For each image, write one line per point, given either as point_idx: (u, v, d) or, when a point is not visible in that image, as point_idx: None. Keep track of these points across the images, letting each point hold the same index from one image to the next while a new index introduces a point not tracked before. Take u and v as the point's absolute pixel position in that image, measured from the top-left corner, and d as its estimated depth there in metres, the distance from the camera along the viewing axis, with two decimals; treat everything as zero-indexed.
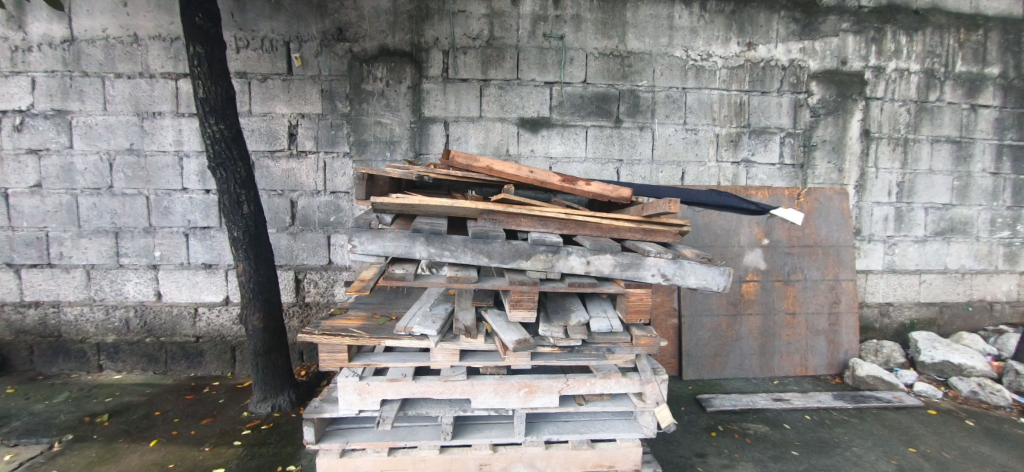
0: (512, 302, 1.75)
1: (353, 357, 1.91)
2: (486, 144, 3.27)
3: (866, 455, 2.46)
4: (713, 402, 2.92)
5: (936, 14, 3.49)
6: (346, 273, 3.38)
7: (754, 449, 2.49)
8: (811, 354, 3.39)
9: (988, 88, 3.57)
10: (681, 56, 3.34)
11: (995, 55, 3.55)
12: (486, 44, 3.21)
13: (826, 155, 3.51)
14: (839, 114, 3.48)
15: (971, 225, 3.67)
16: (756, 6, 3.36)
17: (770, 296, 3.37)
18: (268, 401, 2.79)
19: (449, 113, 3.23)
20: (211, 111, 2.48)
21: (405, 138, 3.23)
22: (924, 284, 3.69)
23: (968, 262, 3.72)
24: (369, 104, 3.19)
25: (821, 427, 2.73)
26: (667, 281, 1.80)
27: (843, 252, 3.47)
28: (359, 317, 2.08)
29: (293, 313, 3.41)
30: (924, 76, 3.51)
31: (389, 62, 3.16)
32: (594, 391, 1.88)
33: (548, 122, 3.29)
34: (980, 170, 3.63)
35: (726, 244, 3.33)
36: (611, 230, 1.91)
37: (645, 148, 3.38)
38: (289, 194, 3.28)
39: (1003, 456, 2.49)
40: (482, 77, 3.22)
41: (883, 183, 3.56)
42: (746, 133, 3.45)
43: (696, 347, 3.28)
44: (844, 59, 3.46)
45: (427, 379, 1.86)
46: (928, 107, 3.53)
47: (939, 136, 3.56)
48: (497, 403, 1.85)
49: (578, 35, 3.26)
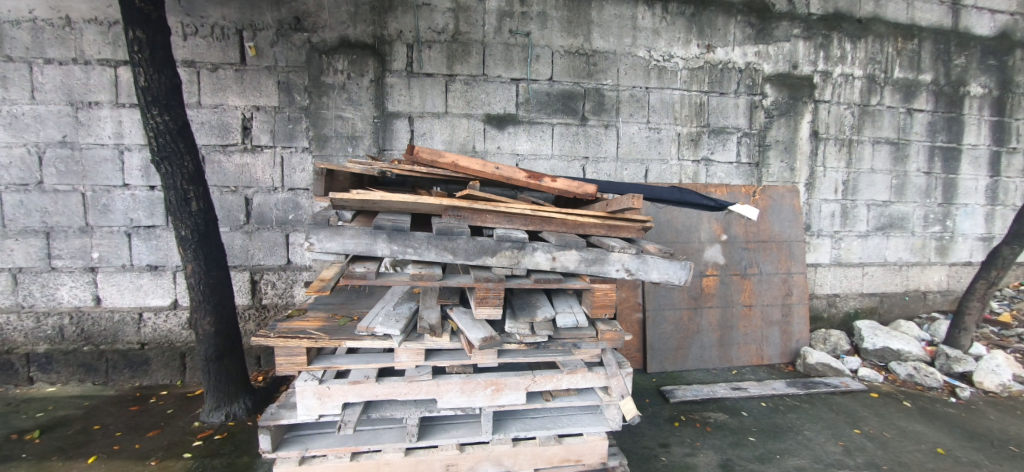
0: (478, 299, 1.73)
1: (312, 360, 1.83)
2: (452, 140, 3.22)
3: (816, 438, 2.60)
4: (676, 393, 3.01)
5: (877, 24, 3.72)
6: (306, 272, 3.25)
7: (714, 436, 2.58)
8: (766, 344, 3.55)
9: (922, 94, 3.85)
10: (643, 56, 3.41)
11: (928, 63, 3.83)
12: (452, 38, 3.15)
13: (778, 154, 3.69)
14: (791, 115, 3.66)
15: (907, 221, 3.96)
16: (714, 10, 3.48)
17: (728, 289, 3.51)
18: (221, 409, 2.64)
19: (414, 108, 3.16)
20: (154, 101, 2.32)
21: (368, 133, 3.13)
22: (867, 276, 3.94)
23: (905, 255, 4.00)
24: (329, 97, 3.07)
25: (775, 413, 2.87)
26: (631, 275, 1.83)
27: (794, 246, 3.65)
28: (319, 318, 2.00)
29: (249, 316, 3.24)
30: (866, 81, 3.75)
31: (351, 55, 3.06)
32: (561, 386, 1.88)
33: (514, 119, 3.28)
34: (915, 169, 3.91)
35: (688, 239, 3.43)
36: (576, 227, 1.92)
37: (610, 146, 3.43)
38: (243, 191, 3.11)
39: (935, 433, 2.69)
40: (448, 72, 3.17)
41: (830, 181, 3.77)
42: (706, 133, 3.57)
43: (660, 341, 3.36)
44: (795, 63, 3.64)
45: (391, 380, 1.81)
46: (870, 110, 3.77)
47: (879, 137, 3.81)
48: (463, 402, 1.82)
49: (544, 32, 3.26)
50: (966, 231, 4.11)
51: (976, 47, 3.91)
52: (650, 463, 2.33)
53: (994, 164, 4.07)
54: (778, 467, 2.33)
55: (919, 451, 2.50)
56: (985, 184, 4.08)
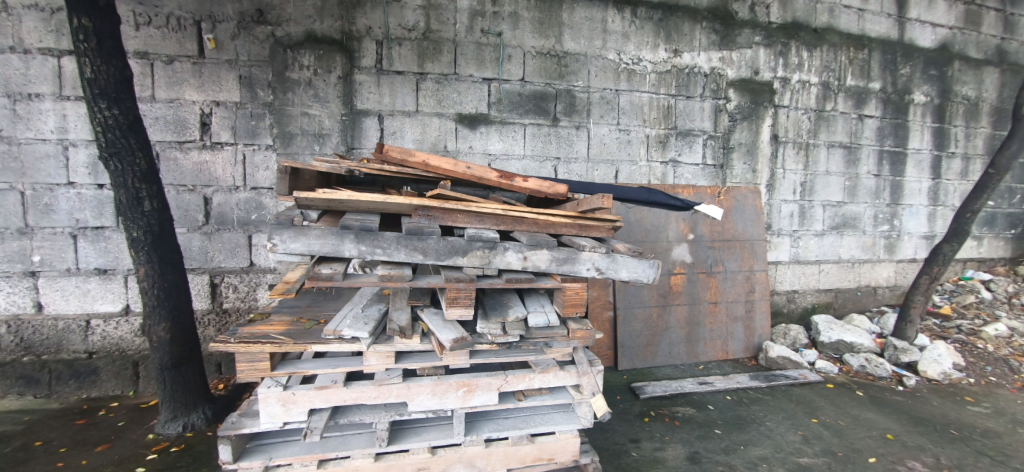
0: (449, 300, 1.71)
1: (276, 365, 1.77)
2: (423, 139, 3.18)
3: (777, 428, 2.71)
4: (646, 389, 3.07)
5: (831, 33, 3.93)
6: (270, 275, 3.13)
7: (682, 430, 2.65)
8: (730, 339, 3.68)
9: (872, 100, 4.09)
10: (613, 59, 3.47)
11: (877, 72, 4.07)
12: (423, 36, 3.11)
13: (741, 156, 3.83)
14: (753, 119, 3.81)
15: (859, 220, 4.19)
16: (680, 15, 3.58)
17: (695, 287, 3.61)
18: (178, 419, 2.50)
19: (384, 106, 3.10)
20: (102, 94, 2.17)
21: (335, 131, 3.05)
22: (823, 273, 4.15)
23: (857, 253, 4.24)
24: (295, 93, 2.97)
25: (740, 406, 2.98)
26: (602, 274, 1.85)
27: (756, 245, 3.80)
28: (283, 322, 1.93)
29: (209, 321, 3.09)
30: (822, 88, 3.95)
31: (318, 50, 2.97)
32: (533, 386, 1.88)
33: (486, 119, 3.27)
34: (866, 172, 4.14)
35: (656, 239, 3.52)
36: (548, 226, 1.93)
37: (581, 147, 3.47)
38: (201, 190, 2.97)
39: (885, 420, 2.86)
40: (419, 70, 3.12)
41: (789, 182, 3.94)
42: (673, 135, 3.67)
43: (630, 338, 3.43)
44: (756, 69, 3.79)
45: (359, 384, 1.76)
46: (825, 115, 3.97)
47: (833, 141, 4.01)
48: (434, 404, 1.80)
49: (515, 33, 3.27)
50: (911, 229, 4.39)
51: (919, 58, 4.18)
52: (621, 459, 2.37)
53: (935, 167, 4.36)
54: (742, 458, 2.42)
55: (870, 437, 2.65)
56: (928, 186, 4.37)
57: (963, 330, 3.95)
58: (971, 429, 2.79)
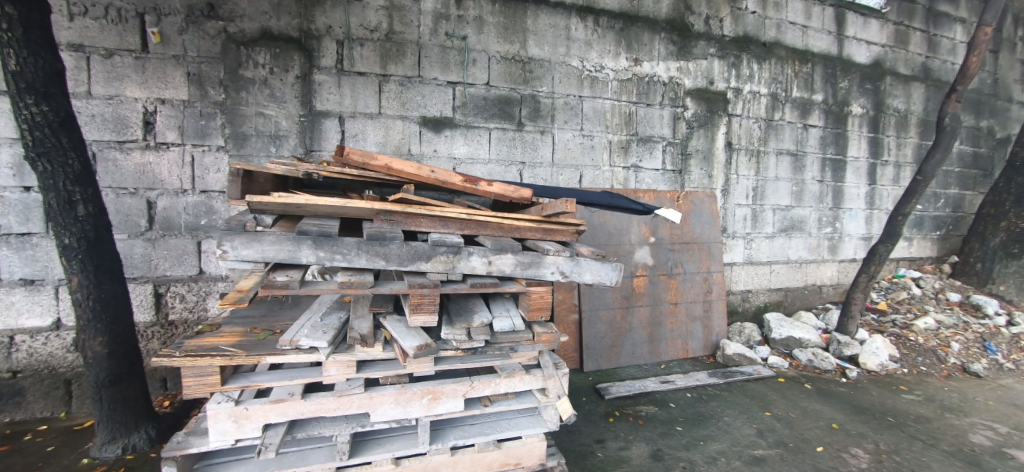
0: (412, 306, 1.68)
1: (228, 379, 1.68)
2: (386, 142, 3.11)
3: (734, 423, 2.83)
4: (611, 390, 3.13)
5: (778, 48, 4.17)
6: (222, 283, 2.97)
7: (645, 429, 2.72)
8: (690, 338, 3.81)
9: (815, 111, 4.37)
10: (577, 66, 3.54)
11: (819, 84, 4.36)
12: (385, 37, 3.06)
13: (698, 162, 3.99)
14: (708, 127, 3.98)
15: (805, 223, 4.46)
16: (641, 25, 3.70)
17: (656, 288, 3.72)
18: (116, 441, 2.31)
19: (344, 107, 3.01)
20: (29, 89, 1.99)
21: (293, 133, 2.94)
22: (773, 273, 4.38)
23: (803, 253, 4.50)
24: (249, 92, 2.84)
25: (699, 402, 3.09)
26: (566, 278, 1.87)
27: (713, 247, 3.96)
28: (235, 332, 1.83)
29: (152, 334, 2.88)
30: (770, 99, 4.18)
31: (274, 48, 2.85)
32: (499, 391, 1.87)
33: (450, 122, 3.24)
34: (811, 178, 4.42)
35: (619, 242, 3.60)
36: (512, 230, 1.94)
37: (546, 152, 3.51)
38: (144, 193, 2.78)
39: (830, 410, 3.05)
40: (381, 72, 3.06)
41: (742, 187, 4.15)
42: (634, 141, 3.78)
43: (595, 340, 3.49)
44: (711, 79, 3.96)
45: (319, 395, 1.69)
46: (774, 124, 4.20)
47: (782, 149, 4.26)
48: (398, 414, 1.75)
49: (480, 37, 3.27)
50: (851, 231, 4.72)
51: (857, 73, 4.51)
52: (586, 459, 2.40)
53: (871, 173, 4.71)
54: (702, 453, 2.51)
55: (818, 427, 2.81)
56: (865, 191, 4.71)
57: (897, 323, 4.27)
58: (905, 416, 3.02)
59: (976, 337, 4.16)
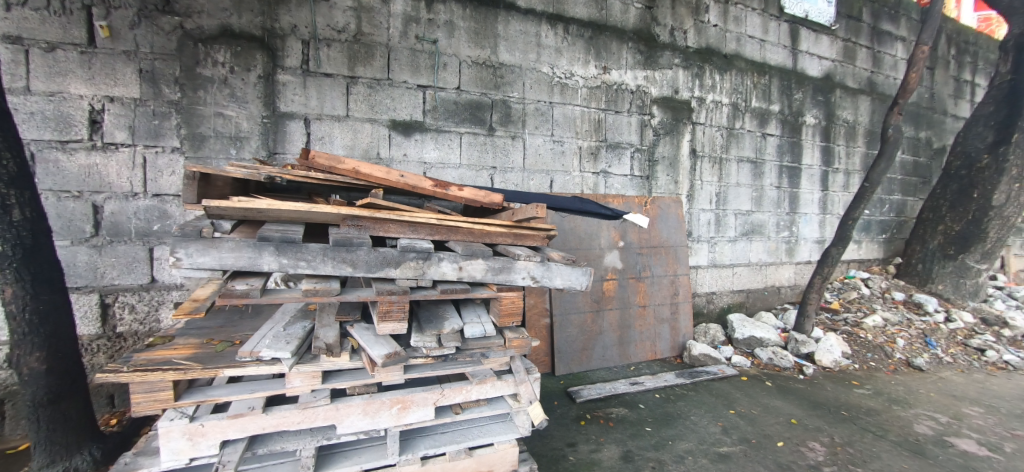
0: (380, 314, 1.65)
1: (182, 394, 1.59)
2: (354, 145, 3.04)
3: (700, 421, 2.91)
4: (582, 393, 3.16)
5: (738, 60, 4.36)
6: (176, 292, 2.81)
7: (616, 430, 2.76)
8: (658, 340, 3.90)
9: (773, 121, 4.59)
10: (547, 72, 3.59)
11: (776, 95, 4.58)
12: (353, 38, 3.00)
13: (665, 169, 4.11)
14: (674, 135, 4.11)
15: (764, 228, 4.66)
16: (609, 35, 3.78)
17: (625, 291, 3.79)
18: (56, 465, 2.12)
19: (310, 109, 2.92)
20: None
21: (255, 134, 2.82)
22: (736, 275, 4.55)
23: (763, 256, 4.71)
24: (207, 91, 2.71)
25: (667, 402, 3.16)
26: (537, 282, 1.88)
27: (679, 251, 4.08)
28: (190, 345, 1.75)
29: (97, 348, 2.69)
30: (732, 108, 4.35)
31: (235, 46, 2.74)
32: (470, 398, 1.85)
33: (421, 126, 3.20)
34: (769, 184, 4.63)
35: (590, 246, 3.65)
36: (483, 236, 1.93)
37: (517, 157, 3.52)
38: (90, 197, 2.60)
39: (789, 406, 3.19)
40: (349, 73, 2.99)
41: (706, 193, 4.30)
42: (604, 147, 3.85)
43: (566, 344, 3.51)
44: (676, 89, 4.10)
45: (281, 408, 1.62)
46: (735, 133, 4.38)
47: (742, 157, 4.45)
48: (366, 424, 1.70)
49: (451, 41, 3.26)
50: (806, 235, 4.97)
51: (810, 85, 4.78)
52: (558, 464, 2.40)
53: (824, 180, 4.99)
54: (671, 452, 2.56)
55: (778, 423, 2.93)
56: (818, 197, 4.98)
57: (848, 322, 4.52)
58: (857, 409, 3.19)
59: (919, 333, 4.46)
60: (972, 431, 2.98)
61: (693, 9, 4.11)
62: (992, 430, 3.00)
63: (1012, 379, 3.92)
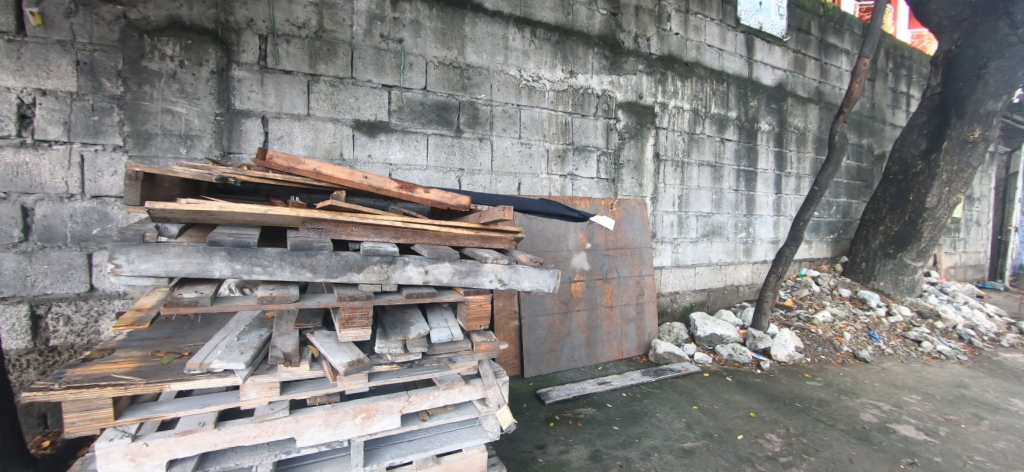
0: (343, 320, 1.59)
1: (122, 412, 1.48)
2: (315, 146, 2.93)
3: (665, 418, 2.98)
4: (551, 394, 3.17)
5: (699, 67, 4.53)
6: (119, 301, 2.62)
7: (584, 430, 2.79)
8: (624, 339, 3.97)
9: (731, 127, 4.79)
10: (514, 75, 3.59)
11: (734, 102, 4.78)
12: (314, 35, 2.90)
13: (630, 172, 4.21)
14: (638, 138, 4.22)
15: (723, 229, 4.85)
16: (576, 39, 3.84)
17: (593, 293, 3.84)
18: None
19: (268, 107, 2.80)
20: None
21: (208, 133, 2.68)
22: (697, 274, 4.71)
23: (723, 256, 4.90)
24: (153, 86, 2.55)
25: (634, 401, 3.22)
26: (504, 285, 1.87)
27: (644, 252, 4.17)
28: (132, 358, 1.62)
29: (25, 364, 2.45)
30: (692, 114, 4.51)
31: (185, 39, 2.59)
32: (437, 404, 1.81)
33: (386, 126, 3.13)
34: (728, 187, 4.83)
35: (557, 248, 3.68)
36: (450, 239, 1.90)
37: (484, 159, 3.51)
38: (18, 198, 2.38)
39: (748, 400, 3.32)
40: (310, 71, 2.89)
41: (669, 195, 4.43)
42: (570, 150, 3.90)
43: (535, 345, 3.52)
44: (640, 94, 4.21)
45: (235, 422, 1.54)
46: (696, 137, 4.54)
47: (703, 161, 4.61)
48: (328, 436, 1.63)
49: (417, 41, 3.21)
50: (762, 236, 5.22)
51: (764, 94, 5.02)
52: (528, 467, 2.40)
53: (777, 184, 5.25)
54: (637, 450, 2.61)
55: (738, 417, 3.05)
56: (772, 200, 5.24)
57: (801, 318, 4.76)
58: (810, 401, 3.37)
59: (864, 327, 4.76)
60: (911, 417, 3.20)
61: (656, 17, 4.23)
62: (928, 416, 3.24)
63: (944, 367, 4.25)
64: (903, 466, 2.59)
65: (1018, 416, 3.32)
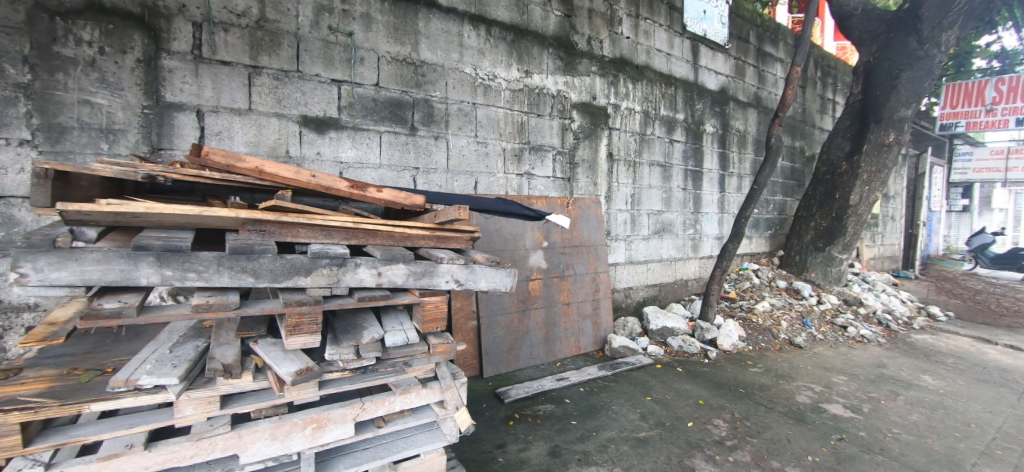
0: (289, 327, 1.52)
1: (33, 439, 1.32)
2: (258, 143, 2.76)
3: (621, 411, 3.08)
4: (510, 393, 3.18)
5: (648, 71, 4.70)
6: (29, 314, 2.34)
7: (543, 427, 2.82)
8: (581, 336, 4.05)
9: (678, 128, 5.00)
10: (470, 73, 3.56)
11: (681, 105, 5.01)
12: (256, 25, 2.72)
13: (584, 172, 4.30)
14: (592, 138, 4.31)
15: (673, 226, 5.08)
16: (530, 39, 3.86)
17: (550, 290, 3.89)
18: None
19: (203, 100, 2.59)
20: None
21: (134, 127, 2.45)
22: (649, 270, 4.90)
23: (672, 252, 5.12)
24: (68, 75, 2.30)
25: (591, 395, 3.30)
26: (461, 286, 1.85)
27: (599, 249, 4.27)
28: (44, 378, 1.46)
29: None
30: (643, 115, 4.67)
31: (105, 23, 2.36)
32: (393, 409, 1.75)
33: (336, 123, 3.00)
34: (676, 186, 5.05)
35: (515, 247, 3.70)
36: (404, 239, 1.85)
37: (440, 158, 3.45)
38: None
39: (697, 388, 3.49)
40: (251, 63, 2.71)
41: (622, 194, 4.57)
42: (527, 150, 3.92)
43: (493, 345, 3.51)
44: (594, 95, 4.30)
45: (169, 442, 1.42)
46: (646, 138, 4.71)
47: (653, 161, 4.79)
48: (275, 450, 1.54)
49: (368, 35, 3.10)
50: (708, 232, 5.50)
51: (708, 98, 5.29)
52: (487, 467, 2.39)
53: (721, 183, 5.56)
54: (595, 442, 2.67)
55: (688, 405, 3.20)
56: (717, 198, 5.54)
57: (743, 308, 5.07)
58: (752, 386, 3.59)
59: (798, 315, 5.15)
60: (839, 397, 3.50)
61: (608, 21, 4.35)
62: (854, 394, 3.55)
63: (866, 350, 4.68)
64: (833, 442, 2.82)
65: (927, 391, 3.72)
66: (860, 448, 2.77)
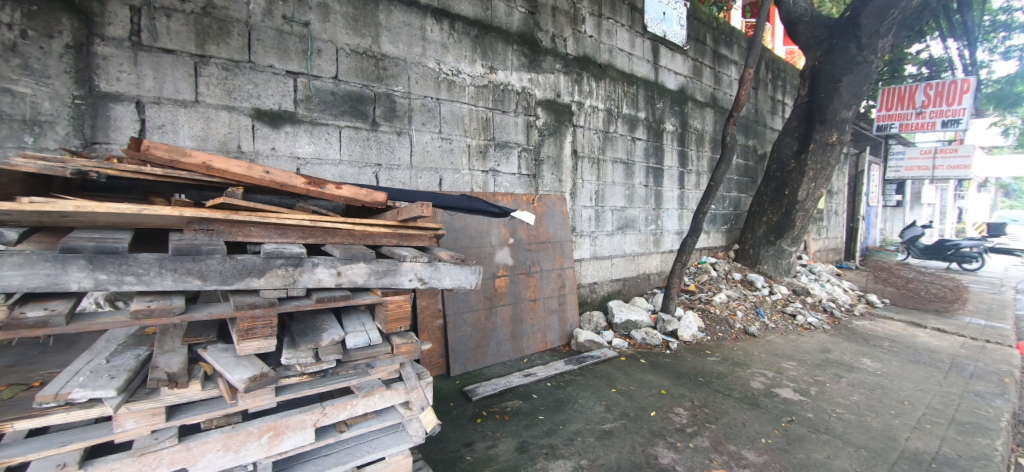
0: (241, 332, 1.44)
1: None
2: (206, 137, 2.60)
3: (588, 403, 3.13)
4: (477, 391, 3.18)
5: (611, 69, 4.79)
6: None
7: (511, 423, 2.83)
8: (548, 331, 4.09)
9: (640, 126, 5.13)
10: (433, 68, 3.50)
11: (642, 104, 5.14)
12: (202, 11, 2.55)
13: (549, 168, 4.34)
14: (557, 136, 4.36)
15: (635, 222, 5.21)
16: (495, 35, 3.84)
17: (516, 287, 3.91)
18: None
19: (143, 91, 2.42)
20: None
21: (64, 119, 2.25)
22: (613, 265, 5.01)
23: (635, 247, 5.26)
24: None
25: (558, 389, 3.34)
26: (424, 284, 1.82)
27: (565, 245, 4.32)
28: None
29: None
30: (606, 113, 4.76)
31: (27, 4, 2.14)
32: (356, 413, 1.71)
33: (292, 117, 2.88)
34: (638, 183, 5.18)
35: (480, 244, 3.68)
36: (365, 237, 1.80)
37: (403, 154, 3.38)
38: None
39: (659, 379, 3.61)
40: (197, 51, 2.55)
41: (587, 191, 4.64)
42: (492, 146, 3.91)
43: (460, 343, 3.49)
44: (558, 93, 4.34)
45: (108, 459, 1.32)
46: (610, 136, 4.81)
47: (616, 158, 4.89)
48: (227, 462, 1.46)
49: (325, 26, 2.98)
50: (669, 228, 5.69)
51: (668, 97, 5.45)
52: (454, 466, 2.37)
53: (680, 180, 5.75)
54: (562, 436, 2.71)
55: (651, 395, 3.31)
56: (677, 194, 5.73)
57: (702, 300, 5.28)
58: (710, 374, 3.75)
59: (752, 305, 5.42)
60: (789, 381, 3.71)
61: (571, 19, 4.39)
62: (802, 378, 3.78)
63: (813, 336, 5.00)
64: (784, 424, 2.99)
65: (866, 372, 4.01)
66: (808, 429, 2.95)
